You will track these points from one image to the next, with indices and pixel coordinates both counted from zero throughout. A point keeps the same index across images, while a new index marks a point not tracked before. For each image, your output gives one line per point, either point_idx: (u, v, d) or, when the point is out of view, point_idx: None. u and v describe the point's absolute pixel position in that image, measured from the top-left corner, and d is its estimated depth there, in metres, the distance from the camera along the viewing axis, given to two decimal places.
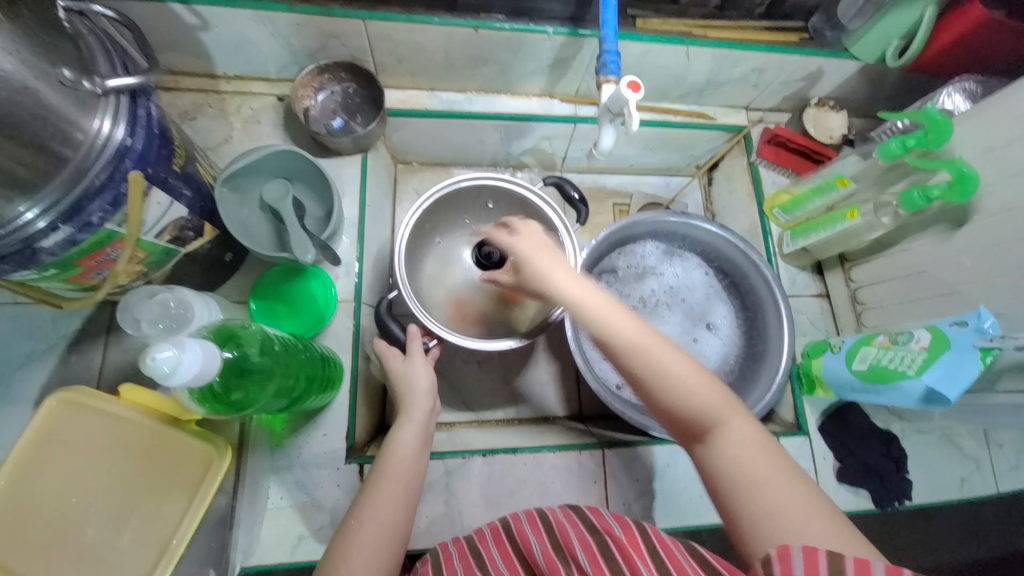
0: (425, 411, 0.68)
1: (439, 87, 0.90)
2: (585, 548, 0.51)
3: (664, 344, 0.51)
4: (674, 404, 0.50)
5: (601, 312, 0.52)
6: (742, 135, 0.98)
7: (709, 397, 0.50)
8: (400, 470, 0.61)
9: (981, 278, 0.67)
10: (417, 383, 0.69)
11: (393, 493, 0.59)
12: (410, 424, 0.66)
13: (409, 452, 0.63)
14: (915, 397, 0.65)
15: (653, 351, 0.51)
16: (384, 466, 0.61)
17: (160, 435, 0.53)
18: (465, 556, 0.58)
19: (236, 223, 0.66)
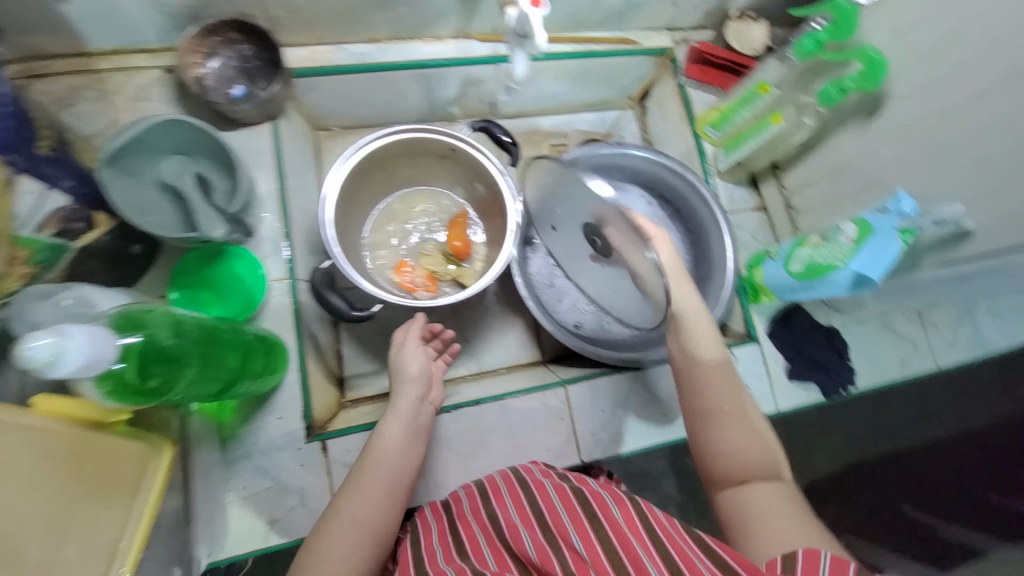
0: (412, 389, 0.67)
1: (345, 40, 0.84)
2: (579, 532, 0.53)
3: (733, 404, 0.60)
4: (721, 442, 0.59)
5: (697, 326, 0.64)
6: (667, 58, 0.97)
7: (753, 456, 0.57)
8: (388, 465, 0.60)
9: (897, 162, 0.69)
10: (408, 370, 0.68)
11: (380, 487, 0.58)
12: (398, 415, 0.64)
13: (395, 446, 0.62)
14: (846, 284, 0.68)
15: (722, 388, 0.61)
16: (371, 461, 0.60)
17: (84, 440, 0.48)
18: (446, 535, 0.60)
19: (133, 207, 0.61)
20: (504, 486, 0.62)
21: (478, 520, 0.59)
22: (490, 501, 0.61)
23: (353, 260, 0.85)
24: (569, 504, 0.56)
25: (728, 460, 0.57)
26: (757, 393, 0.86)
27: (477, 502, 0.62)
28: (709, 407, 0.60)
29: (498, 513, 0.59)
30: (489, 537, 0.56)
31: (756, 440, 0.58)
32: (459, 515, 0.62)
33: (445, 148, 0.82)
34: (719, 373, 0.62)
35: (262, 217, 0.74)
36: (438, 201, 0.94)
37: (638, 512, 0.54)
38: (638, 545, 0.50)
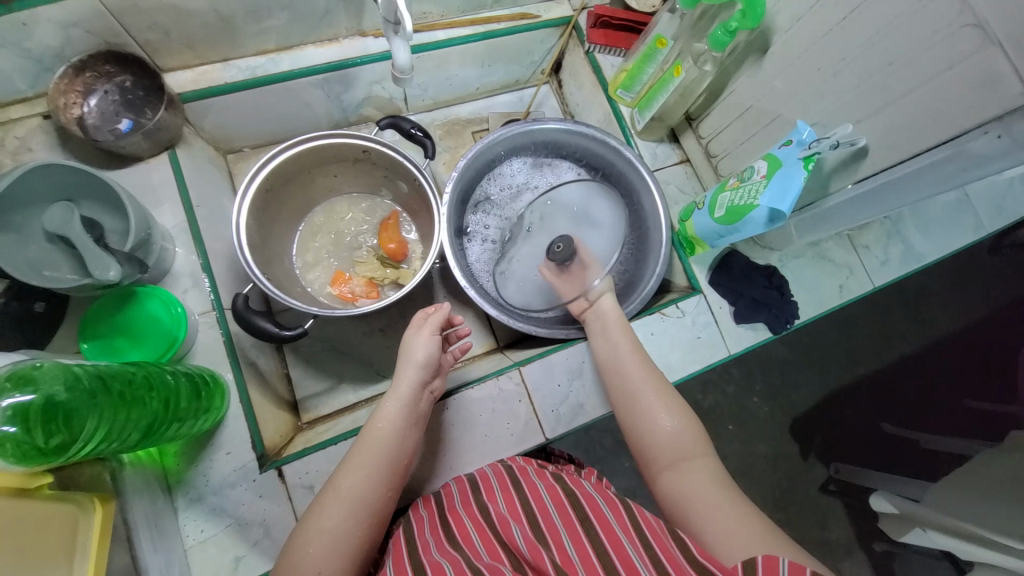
0: (416, 375, 0.66)
1: (233, 56, 0.81)
2: (569, 532, 0.54)
3: (664, 399, 0.66)
4: (655, 437, 0.63)
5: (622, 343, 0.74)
6: (570, 27, 0.96)
7: (685, 442, 0.61)
8: (385, 448, 0.60)
9: (794, 94, 0.71)
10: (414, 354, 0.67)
11: (375, 469, 0.58)
12: (396, 399, 0.64)
13: (391, 429, 0.62)
14: (762, 221, 0.70)
15: (651, 391, 0.67)
16: (371, 442, 0.60)
17: (13, 508, 0.44)
18: (434, 527, 0.59)
19: (21, 264, 0.58)
20: (496, 481, 0.62)
21: (472, 514, 0.59)
22: (482, 496, 0.61)
23: (285, 280, 0.83)
24: (562, 508, 0.57)
25: (659, 444, 0.62)
26: (707, 341, 0.87)
27: (470, 497, 0.62)
28: (636, 397, 0.67)
29: (492, 508, 0.59)
30: (480, 530, 0.57)
31: (689, 427, 0.63)
32: (451, 508, 0.61)
33: (357, 150, 0.80)
34: (643, 374, 0.69)
35: (173, 253, 0.71)
36: (366, 206, 0.92)
37: (629, 515, 0.55)
38: (626, 543, 0.51)
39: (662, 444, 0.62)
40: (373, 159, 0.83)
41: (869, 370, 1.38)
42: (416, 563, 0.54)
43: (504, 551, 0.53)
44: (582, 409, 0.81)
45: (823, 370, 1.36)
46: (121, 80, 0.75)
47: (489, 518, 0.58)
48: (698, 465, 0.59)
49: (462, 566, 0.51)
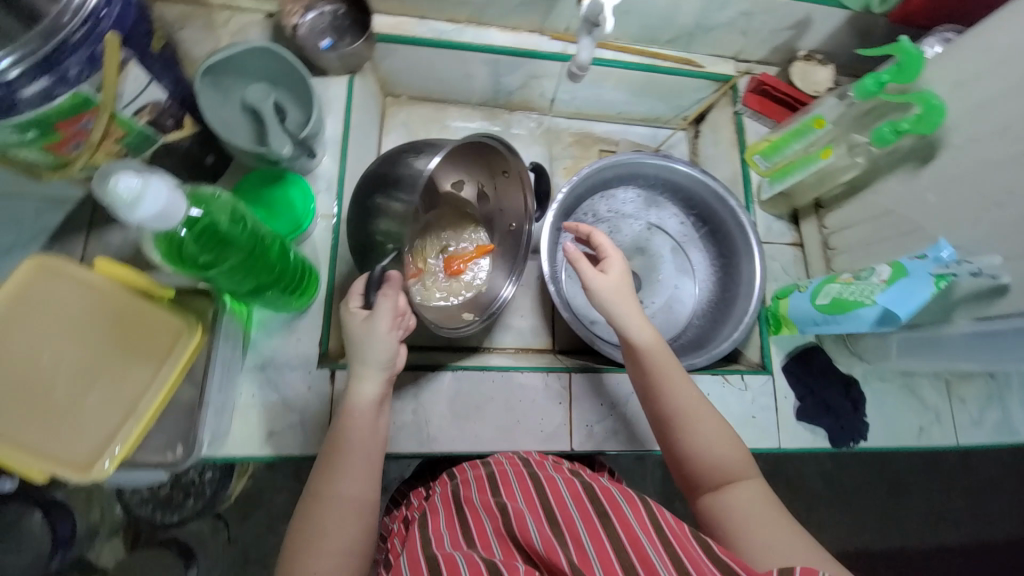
0: (380, 376, 0.62)
1: (429, 16, 0.91)
2: (587, 526, 0.54)
3: (700, 410, 0.63)
4: (697, 452, 0.61)
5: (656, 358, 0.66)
6: (729, 85, 0.99)
7: (733, 458, 0.60)
8: (353, 428, 0.61)
9: (942, 212, 0.69)
10: (367, 354, 0.60)
11: (354, 448, 0.60)
12: (360, 395, 0.62)
13: (369, 414, 0.61)
14: (871, 320, 0.68)
15: (692, 410, 0.63)
16: (339, 450, 0.59)
17: (131, 307, 0.55)
18: (452, 532, 0.56)
19: (218, 120, 0.67)
20: (515, 480, 0.61)
21: (488, 508, 0.58)
22: (500, 492, 0.60)
23: None
24: (580, 501, 0.57)
25: (699, 466, 0.61)
26: (760, 424, 0.84)
27: (487, 494, 0.60)
28: (673, 414, 0.63)
29: (509, 503, 0.57)
30: (495, 526, 0.55)
31: (720, 438, 0.61)
32: (468, 502, 0.60)
33: (501, 169, 0.82)
34: (680, 381, 0.65)
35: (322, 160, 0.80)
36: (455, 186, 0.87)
37: (650, 517, 0.55)
38: (645, 542, 0.51)
39: (703, 466, 0.60)
40: (502, 181, 0.85)
41: (913, 540, 1.24)
42: (429, 556, 0.54)
43: (517, 548, 0.53)
44: (615, 435, 0.80)
45: (864, 518, 1.24)
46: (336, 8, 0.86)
47: (505, 514, 0.56)
48: (740, 482, 0.59)
49: (476, 562, 0.50)
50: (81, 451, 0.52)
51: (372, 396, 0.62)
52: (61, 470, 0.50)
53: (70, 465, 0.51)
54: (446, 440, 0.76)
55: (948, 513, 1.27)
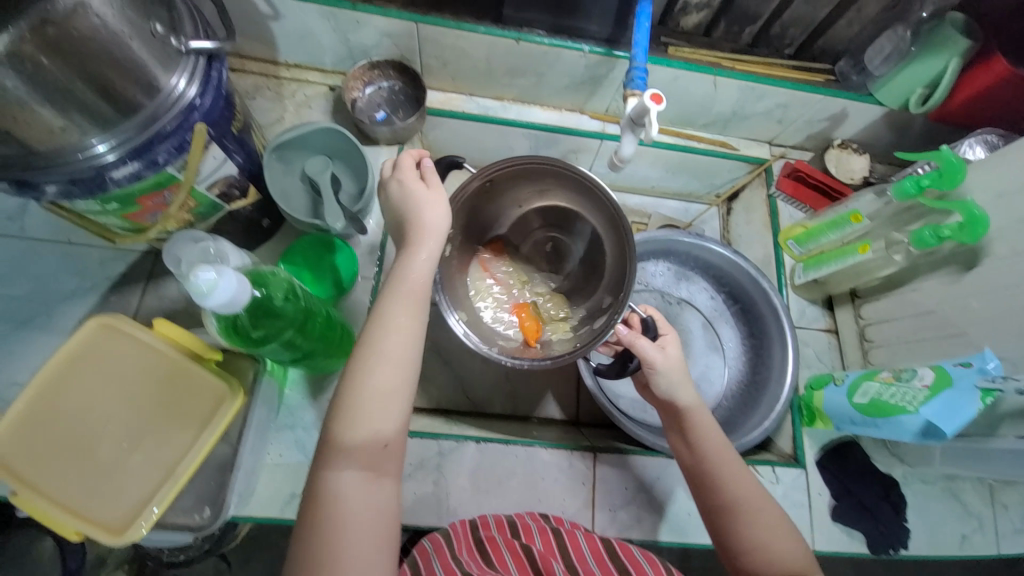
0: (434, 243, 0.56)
1: (477, 93, 0.97)
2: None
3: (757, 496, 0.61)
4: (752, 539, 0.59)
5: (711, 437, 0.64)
6: (763, 168, 1.02)
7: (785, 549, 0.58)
8: (411, 293, 0.53)
9: (985, 320, 0.68)
10: (428, 220, 0.56)
11: (408, 318, 0.52)
12: (428, 254, 0.55)
13: (425, 276, 0.55)
14: (914, 431, 0.65)
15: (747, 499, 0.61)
16: (395, 298, 0.53)
17: (178, 368, 0.57)
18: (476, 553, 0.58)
19: (278, 190, 0.72)
20: (537, 527, 0.62)
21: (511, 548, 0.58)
22: (522, 535, 0.61)
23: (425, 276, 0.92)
24: (596, 549, 0.59)
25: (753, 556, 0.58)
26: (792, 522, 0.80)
27: (507, 533, 0.61)
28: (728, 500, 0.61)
29: (531, 545, 0.58)
30: (520, 563, 0.56)
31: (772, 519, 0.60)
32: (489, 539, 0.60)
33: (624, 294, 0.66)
34: (742, 476, 0.62)
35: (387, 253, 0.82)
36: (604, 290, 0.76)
37: None
38: None
39: (761, 561, 0.57)
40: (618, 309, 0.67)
41: None
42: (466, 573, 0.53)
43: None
44: (639, 523, 0.77)
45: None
46: (390, 81, 0.91)
47: (529, 554, 0.57)
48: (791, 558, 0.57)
49: None
50: (115, 514, 0.53)
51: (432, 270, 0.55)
52: (93, 530, 0.52)
53: (105, 526, 0.52)
54: (464, 514, 0.74)
55: None
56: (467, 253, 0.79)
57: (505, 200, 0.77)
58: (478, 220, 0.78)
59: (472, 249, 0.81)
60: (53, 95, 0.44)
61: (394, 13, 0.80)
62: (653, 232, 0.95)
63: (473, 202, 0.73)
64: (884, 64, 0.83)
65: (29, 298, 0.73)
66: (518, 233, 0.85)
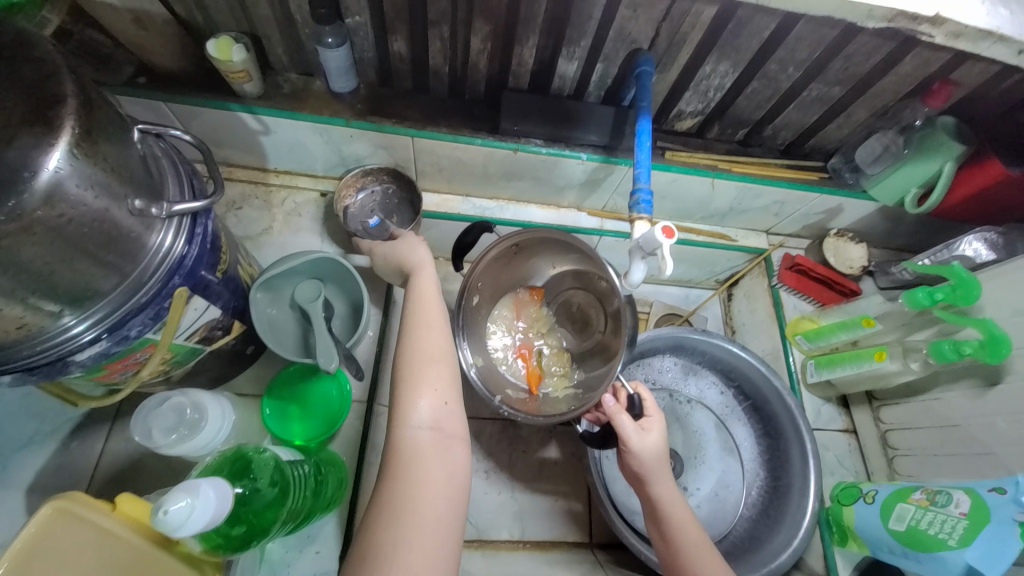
0: (430, 272, 0.67)
1: (473, 194, 0.95)
2: None
3: None
4: None
5: (686, 524, 0.64)
6: (762, 258, 1.01)
7: None
8: (429, 301, 0.63)
9: (1017, 442, 0.64)
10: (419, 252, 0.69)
11: (433, 328, 0.60)
12: (426, 272, 0.67)
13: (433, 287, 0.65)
14: (958, 572, 0.60)
15: None
16: (416, 318, 0.61)
17: (149, 559, 0.51)
18: None
19: (264, 322, 0.67)
20: None
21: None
22: None
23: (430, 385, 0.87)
24: None
25: None
26: None
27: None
28: None
29: None
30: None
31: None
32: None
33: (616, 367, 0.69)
34: (715, 563, 0.63)
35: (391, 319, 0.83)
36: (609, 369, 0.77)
37: None
38: None
39: None
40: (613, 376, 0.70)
41: None
42: None
43: None
44: None
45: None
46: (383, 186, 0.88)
47: None
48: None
49: None
50: None
51: (437, 303, 0.63)
52: None
53: None
54: None
55: None
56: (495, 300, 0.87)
57: (539, 257, 0.85)
58: (508, 273, 0.86)
59: (509, 290, 0.88)
60: (32, 284, 0.39)
61: (388, 128, 0.78)
62: (656, 332, 0.91)
63: (499, 260, 0.82)
64: (877, 162, 0.85)
65: None
66: (553, 290, 0.89)
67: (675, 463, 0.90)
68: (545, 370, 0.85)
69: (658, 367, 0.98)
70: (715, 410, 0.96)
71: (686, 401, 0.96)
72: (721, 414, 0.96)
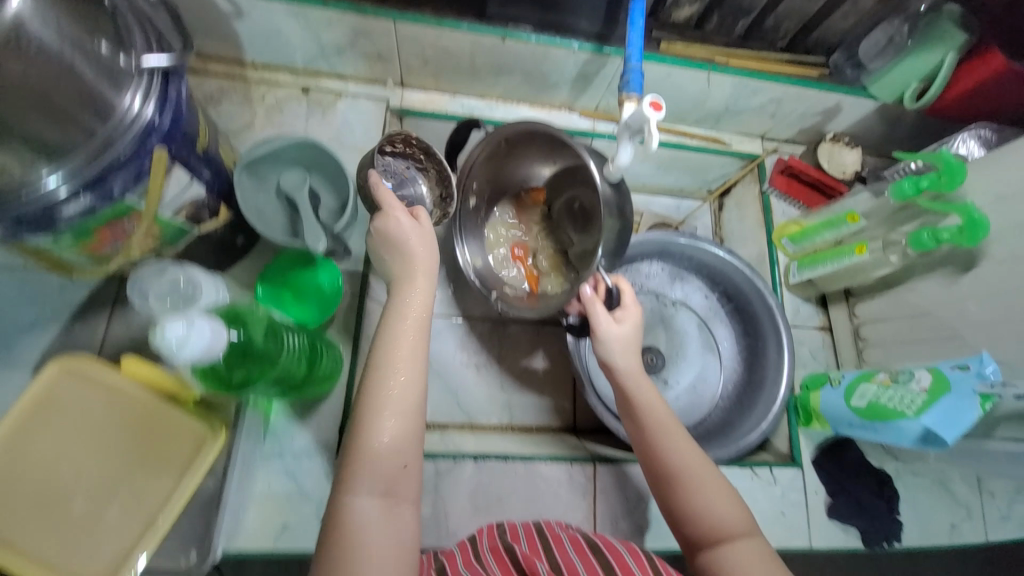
0: (427, 287, 0.59)
1: (461, 92, 0.92)
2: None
3: (705, 469, 0.62)
4: (701, 511, 0.59)
5: (658, 411, 0.66)
6: (755, 163, 1.00)
7: (739, 519, 0.59)
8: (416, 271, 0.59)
9: (982, 322, 0.67)
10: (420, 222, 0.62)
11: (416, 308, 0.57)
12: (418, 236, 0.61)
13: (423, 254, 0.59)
14: (913, 437, 0.64)
15: (695, 472, 0.61)
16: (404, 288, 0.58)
17: (153, 411, 0.54)
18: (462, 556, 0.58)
19: (252, 207, 0.66)
20: (524, 529, 0.61)
21: (499, 553, 0.57)
22: (508, 537, 0.60)
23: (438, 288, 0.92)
24: (578, 546, 0.57)
25: (701, 527, 0.59)
26: (791, 521, 0.81)
27: (496, 539, 0.60)
28: (677, 474, 0.62)
29: (515, 546, 0.57)
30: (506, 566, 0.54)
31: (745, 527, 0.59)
32: (480, 548, 0.59)
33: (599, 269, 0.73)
34: (686, 446, 0.63)
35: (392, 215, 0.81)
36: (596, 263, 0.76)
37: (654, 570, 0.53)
38: None
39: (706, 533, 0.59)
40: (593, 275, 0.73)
41: None
42: None
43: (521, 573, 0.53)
44: (640, 532, 0.77)
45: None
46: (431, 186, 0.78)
47: (514, 556, 0.55)
48: (748, 539, 0.58)
49: None
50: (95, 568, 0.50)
51: (424, 278, 0.59)
52: None
53: None
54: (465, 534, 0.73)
55: None
56: (495, 200, 0.89)
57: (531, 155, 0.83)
58: (507, 174, 0.87)
59: (510, 192, 0.89)
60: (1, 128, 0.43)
61: (368, 10, 0.74)
62: (645, 234, 0.92)
63: (492, 158, 0.82)
64: (879, 57, 0.82)
65: None
66: (552, 190, 0.88)
67: (657, 358, 0.95)
68: (543, 270, 0.87)
69: (645, 272, 1.00)
70: (699, 312, 1.00)
71: (671, 304, 1.00)
72: (704, 317, 0.99)
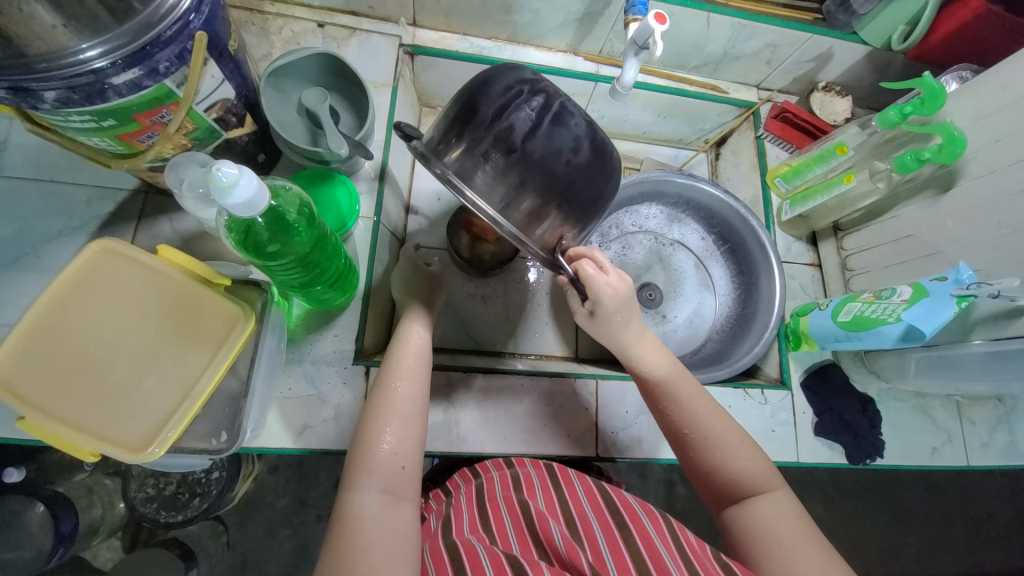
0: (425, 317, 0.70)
1: (470, 32, 0.95)
2: (607, 538, 0.57)
3: (715, 424, 0.63)
4: (722, 465, 0.62)
5: (663, 378, 0.66)
6: (751, 111, 1.04)
7: (758, 468, 0.61)
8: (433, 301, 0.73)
9: (960, 237, 0.73)
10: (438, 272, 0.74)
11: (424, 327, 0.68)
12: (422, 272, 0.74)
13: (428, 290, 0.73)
14: (894, 338, 0.71)
15: (707, 431, 0.63)
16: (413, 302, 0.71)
17: (189, 291, 0.57)
18: (475, 510, 0.63)
19: (275, 118, 0.71)
20: (538, 485, 0.66)
21: (511, 507, 0.61)
22: (523, 492, 0.64)
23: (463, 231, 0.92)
24: (596, 505, 0.63)
25: (722, 480, 0.62)
26: (780, 438, 0.85)
27: (510, 492, 0.64)
28: (689, 431, 0.64)
29: (531, 503, 0.61)
30: (517, 523, 0.58)
31: (772, 481, 0.61)
32: (492, 500, 0.64)
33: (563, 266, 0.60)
34: (691, 402, 0.65)
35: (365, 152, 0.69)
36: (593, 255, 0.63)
37: (672, 536, 0.57)
38: (665, 555, 0.54)
39: (730, 485, 0.61)
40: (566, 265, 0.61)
41: (900, 556, 1.31)
42: (451, 539, 0.58)
43: (535, 544, 0.55)
44: (639, 443, 0.82)
45: (848, 536, 1.30)
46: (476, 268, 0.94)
47: (529, 512, 0.60)
48: (774, 492, 0.60)
49: (495, 547, 0.54)
50: (132, 433, 0.52)
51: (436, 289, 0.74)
52: (113, 449, 0.51)
53: (123, 445, 0.52)
54: (475, 440, 0.77)
55: (936, 536, 1.34)
56: None
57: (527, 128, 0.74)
58: None
59: None
60: None
61: None
62: (644, 171, 0.95)
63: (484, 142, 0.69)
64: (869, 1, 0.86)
65: (14, 238, 0.70)
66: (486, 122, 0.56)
67: (654, 294, 1.00)
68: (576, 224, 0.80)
69: (644, 214, 1.05)
70: (694, 253, 1.04)
71: (668, 245, 1.04)
72: (699, 258, 1.04)
